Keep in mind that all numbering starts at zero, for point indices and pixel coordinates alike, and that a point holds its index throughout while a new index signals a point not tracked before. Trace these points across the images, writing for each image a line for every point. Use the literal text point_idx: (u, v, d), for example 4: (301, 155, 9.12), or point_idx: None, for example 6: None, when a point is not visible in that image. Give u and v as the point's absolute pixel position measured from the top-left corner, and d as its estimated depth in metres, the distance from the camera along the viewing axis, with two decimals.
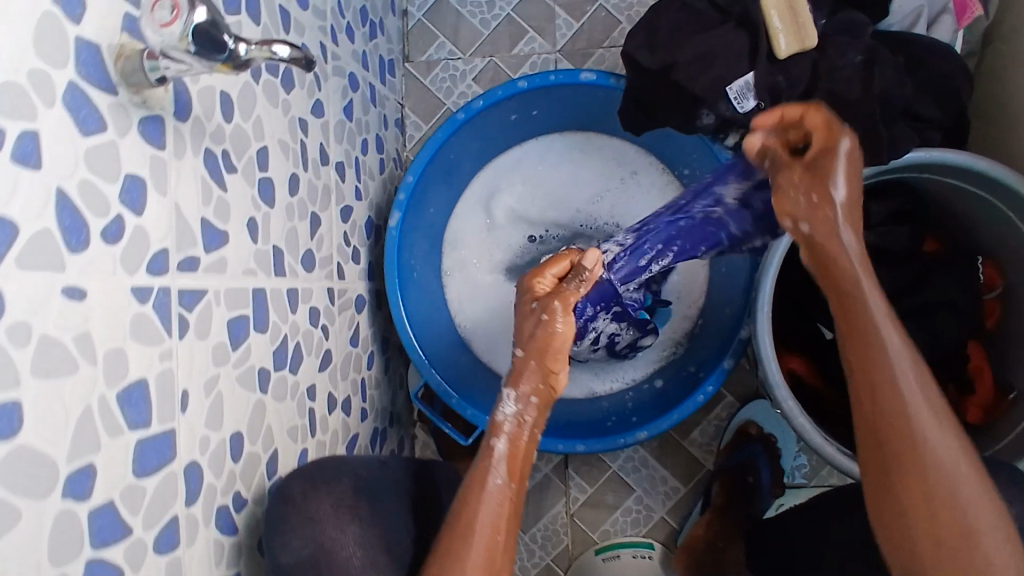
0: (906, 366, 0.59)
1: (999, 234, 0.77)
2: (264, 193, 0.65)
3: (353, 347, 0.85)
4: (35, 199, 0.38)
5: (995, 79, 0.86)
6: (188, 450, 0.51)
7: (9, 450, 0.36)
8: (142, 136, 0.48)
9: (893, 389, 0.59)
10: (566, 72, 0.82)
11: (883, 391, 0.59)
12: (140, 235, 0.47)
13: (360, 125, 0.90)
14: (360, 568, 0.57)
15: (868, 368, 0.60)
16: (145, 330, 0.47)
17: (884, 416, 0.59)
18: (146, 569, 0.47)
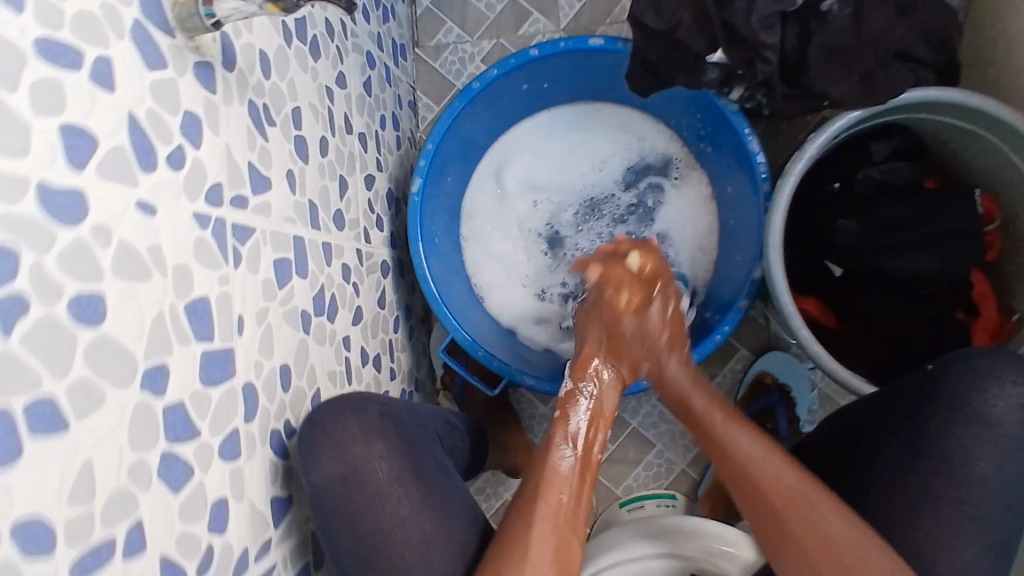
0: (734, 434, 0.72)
1: (987, 165, 0.80)
2: (298, 149, 0.69)
3: (381, 308, 0.89)
4: (109, 119, 0.43)
5: (988, 29, 0.90)
6: (245, 371, 0.56)
7: (97, 337, 0.40)
8: (197, 79, 0.52)
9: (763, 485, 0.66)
10: (574, 39, 0.86)
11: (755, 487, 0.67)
12: (199, 168, 0.51)
13: (378, 101, 0.95)
14: (386, 482, 0.64)
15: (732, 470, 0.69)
16: (206, 253, 0.51)
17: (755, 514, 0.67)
18: (213, 472, 0.51)
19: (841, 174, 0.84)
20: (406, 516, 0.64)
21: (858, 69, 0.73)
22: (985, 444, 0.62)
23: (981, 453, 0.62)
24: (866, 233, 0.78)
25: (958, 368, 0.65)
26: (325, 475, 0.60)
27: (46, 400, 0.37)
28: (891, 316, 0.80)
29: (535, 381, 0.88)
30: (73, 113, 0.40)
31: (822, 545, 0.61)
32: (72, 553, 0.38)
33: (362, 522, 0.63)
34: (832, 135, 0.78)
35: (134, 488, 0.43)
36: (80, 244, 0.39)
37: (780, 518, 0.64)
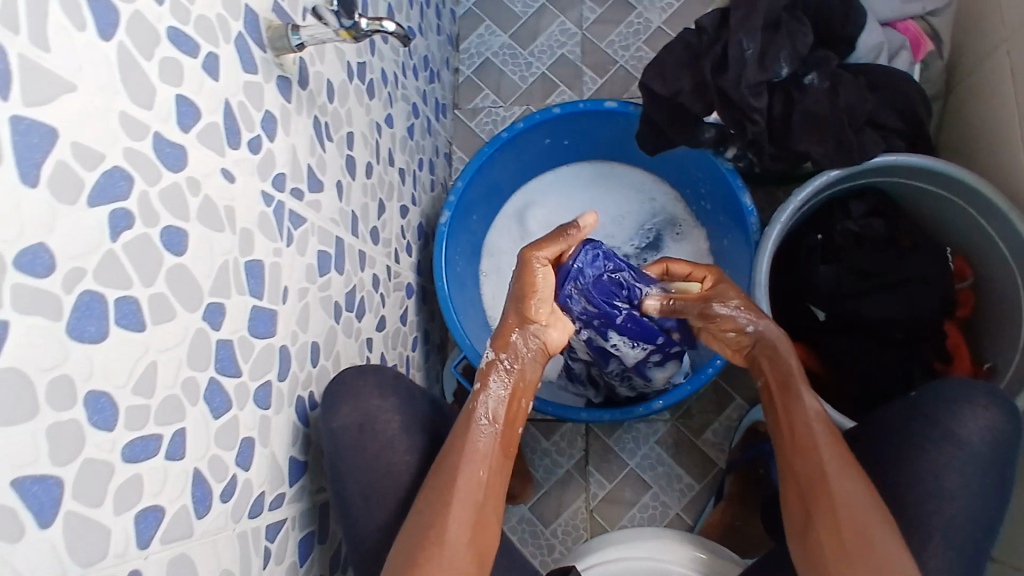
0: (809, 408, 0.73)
1: (959, 228, 0.89)
2: (348, 166, 0.80)
3: (402, 325, 0.97)
4: (211, 101, 0.53)
5: (964, 119, 1.01)
6: (283, 335, 0.63)
7: (175, 264, 0.49)
8: (277, 88, 0.64)
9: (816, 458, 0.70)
10: (592, 102, 0.99)
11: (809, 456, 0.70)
12: (270, 156, 0.62)
13: (418, 146, 1.07)
14: (396, 433, 0.75)
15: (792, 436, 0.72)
16: (265, 226, 0.61)
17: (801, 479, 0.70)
18: (247, 411, 0.57)
19: (823, 228, 0.91)
20: (412, 463, 0.75)
21: (834, 132, 0.85)
22: (955, 463, 0.69)
23: (947, 467, 0.69)
24: (843, 278, 0.86)
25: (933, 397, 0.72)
26: (344, 422, 0.69)
27: (132, 300, 0.44)
28: (872, 358, 0.86)
29: (537, 403, 0.94)
30: (187, 89, 0.50)
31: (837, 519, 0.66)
32: (129, 435, 0.44)
33: (374, 465, 0.72)
34: (812, 192, 0.87)
35: (183, 399, 0.49)
36: (176, 187, 0.49)
37: (822, 478, 0.68)
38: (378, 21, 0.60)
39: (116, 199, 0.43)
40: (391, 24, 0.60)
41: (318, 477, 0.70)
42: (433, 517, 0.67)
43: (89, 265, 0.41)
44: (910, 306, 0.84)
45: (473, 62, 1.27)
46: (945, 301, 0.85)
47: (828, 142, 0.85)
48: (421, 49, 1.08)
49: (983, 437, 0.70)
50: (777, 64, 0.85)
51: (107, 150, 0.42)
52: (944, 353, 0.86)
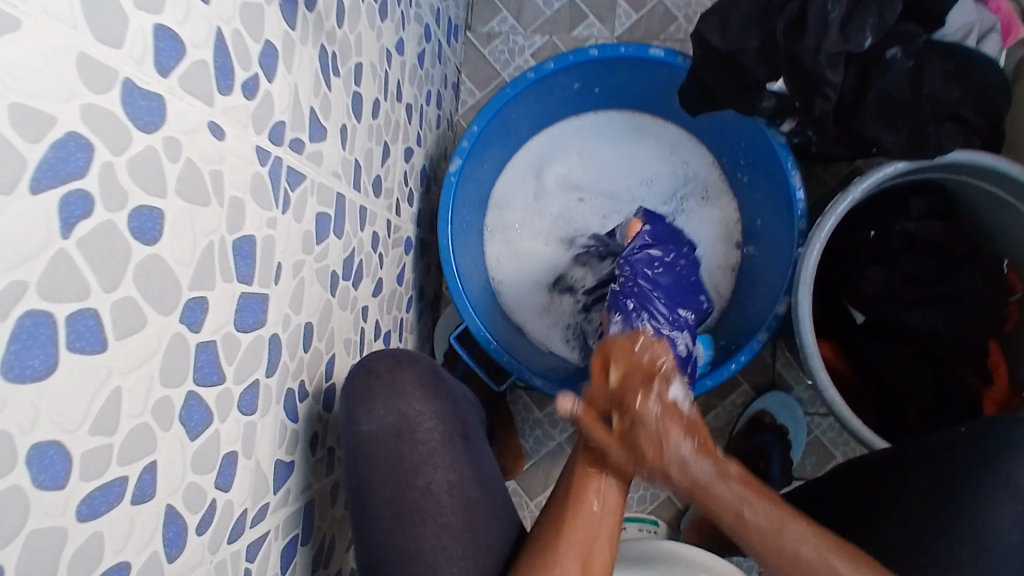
0: (806, 541, 0.60)
1: (1017, 239, 0.84)
2: (354, 105, 0.67)
3: (398, 285, 0.86)
4: (200, 31, 0.40)
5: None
6: (274, 322, 0.53)
7: (148, 256, 0.38)
8: (281, 11, 0.50)
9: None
10: (635, 47, 0.86)
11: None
12: (268, 102, 0.49)
13: (428, 76, 0.92)
14: (436, 443, 0.61)
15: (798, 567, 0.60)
16: (260, 192, 0.49)
17: None
18: (230, 422, 0.48)
19: (878, 223, 0.83)
20: (455, 480, 0.60)
21: (908, 123, 0.76)
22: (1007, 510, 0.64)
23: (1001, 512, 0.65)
24: (893, 284, 0.81)
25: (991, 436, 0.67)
26: (379, 424, 0.58)
27: (91, 314, 0.34)
28: (903, 367, 0.82)
29: (542, 383, 0.87)
30: (168, 16, 0.38)
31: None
32: (85, 488, 0.35)
33: (409, 481, 0.59)
34: (874, 182, 0.79)
35: (153, 425, 0.40)
36: (151, 152, 0.37)
37: None
38: None
39: (72, 179, 0.32)
40: None
41: (306, 474, 0.61)
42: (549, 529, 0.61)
43: (32, 275, 0.30)
44: (955, 319, 0.80)
45: None
46: (993, 317, 0.81)
47: (903, 132, 0.76)
48: None
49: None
50: (861, 33, 0.73)
51: (60, 112, 0.31)
52: (983, 371, 0.81)
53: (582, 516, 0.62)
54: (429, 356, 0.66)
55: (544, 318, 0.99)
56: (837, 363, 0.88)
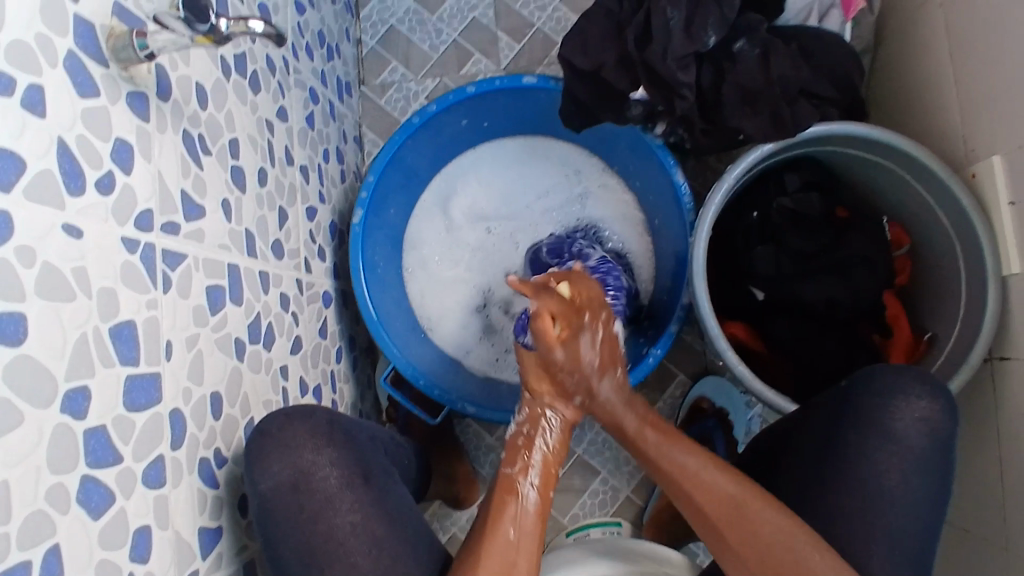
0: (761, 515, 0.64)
1: (894, 198, 0.90)
2: (235, 178, 0.70)
3: (322, 338, 0.89)
4: (39, 143, 0.43)
5: (897, 74, 0.98)
6: (172, 397, 0.55)
7: (16, 355, 0.40)
8: (130, 108, 0.53)
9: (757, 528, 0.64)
10: (509, 77, 0.91)
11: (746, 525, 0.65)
12: (129, 192, 0.52)
13: (321, 136, 0.96)
14: (336, 488, 0.65)
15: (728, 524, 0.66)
16: (133, 277, 0.52)
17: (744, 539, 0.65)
18: (135, 498, 0.50)
19: (760, 204, 0.90)
20: (358, 521, 0.64)
21: (767, 107, 0.80)
22: (900, 461, 0.67)
23: (884, 462, 0.67)
24: (783, 259, 0.86)
25: (866, 387, 0.70)
26: (275, 481, 0.63)
27: None
28: (811, 338, 0.87)
29: (476, 410, 0.90)
30: (3, 136, 0.41)
31: (756, 543, 0.63)
32: None
33: (314, 529, 0.63)
34: (746, 167, 0.83)
35: (50, 511, 0.42)
36: (4, 262, 0.40)
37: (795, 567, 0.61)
38: (243, 21, 0.49)
39: None
40: (260, 24, 0.50)
41: (238, 537, 0.63)
42: (470, 550, 0.65)
43: None
44: (848, 284, 0.84)
45: (377, 31, 1.16)
46: (881, 275, 0.85)
47: (763, 114, 0.81)
48: (314, 23, 0.96)
49: (914, 424, 0.68)
50: (704, 32, 0.79)
51: None
52: (884, 327, 0.87)
53: (497, 541, 0.66)
54: (322, 405, 0.70)
55: (475, 346, 1.02)
56: (756, 344, 0.91)
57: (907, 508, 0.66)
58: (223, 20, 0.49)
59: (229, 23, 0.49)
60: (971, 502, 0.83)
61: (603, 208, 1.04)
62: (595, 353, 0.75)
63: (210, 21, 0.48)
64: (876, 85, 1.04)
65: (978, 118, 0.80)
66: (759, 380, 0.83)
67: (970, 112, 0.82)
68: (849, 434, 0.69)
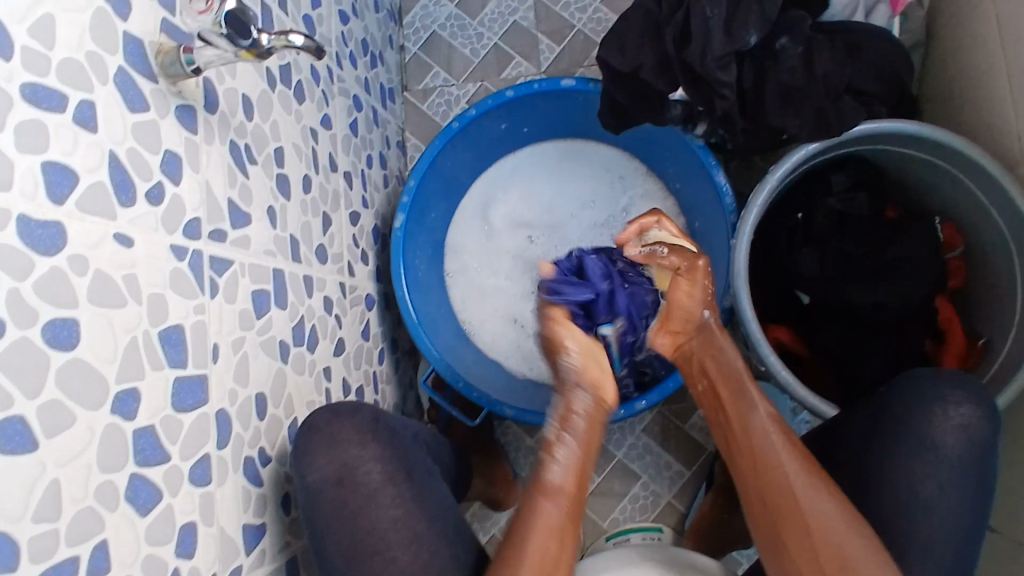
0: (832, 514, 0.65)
1: (949, 197, 0.85)
2: (280, 187, 0.72)
3: (365, 340, 0.91)
4: (91, 158, 0.46)
5: (953, 67, 0.94)
6: (218, 398, 0.57)
7: (68, 359, 0.43)
8: (178, 121, 0.56)
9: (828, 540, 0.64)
10: (547, 81, 0.91)
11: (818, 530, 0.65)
12: (177, 202, 0.55)
13: (365, 142, 0.99)
14: (379, 483, 0.66)
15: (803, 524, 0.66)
16: (181, 283, 0.54)
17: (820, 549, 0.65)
18: (182, 495, 0.52)
19: (804, 205, 0.87)
20: (400, 517, 0.65)
21: (811, 106, 0.78)
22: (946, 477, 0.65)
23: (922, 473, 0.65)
24: (828, 263, 0.84)
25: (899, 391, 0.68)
26: (320, 474, 0.64)
27: (18, 420, 0.39)
28: (857, 344, 0.84)
29: (515, 413, 0.90)
30: (56, 152, 0.43)
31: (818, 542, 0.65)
32: (38, 568, 0.40)
33: (357, 524, 0.64)
34: (790, 168, 0.81)
35: (99, 507, 0.44)
36: (56, 271, 0.42)
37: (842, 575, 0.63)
38: (283, 35, 0.52)
39: None
40: (299, 38, 0.52)
41: (281, 534, 0.66)
42: (512, 540, 0.68)
43: None
44: (895, 287, 0.81)
45: (420, 38, 1.18)
46: (933, 278, 0.82)
47: (807, 115, 0.78)
48: (358, 32, 0.99)
49: (959, 439, 0.66)
50: (745, 31, 0.77)
51: None
52: (936, 332, 0.84)
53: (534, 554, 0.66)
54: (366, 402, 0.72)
55: (514, 349, 1.03)
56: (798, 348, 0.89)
57: (946, 525, 0.64)
58: (265, 35, 0.51)
59: (271, 38, 0.52)
60: None
61: (644, 209, 1.03)
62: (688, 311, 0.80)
63: (252, 35, 0.50)
64: (930, 79, 1.00)
65: None
66: (803, 386, 0.81)
67: None
68: (883, 444, 0.67)
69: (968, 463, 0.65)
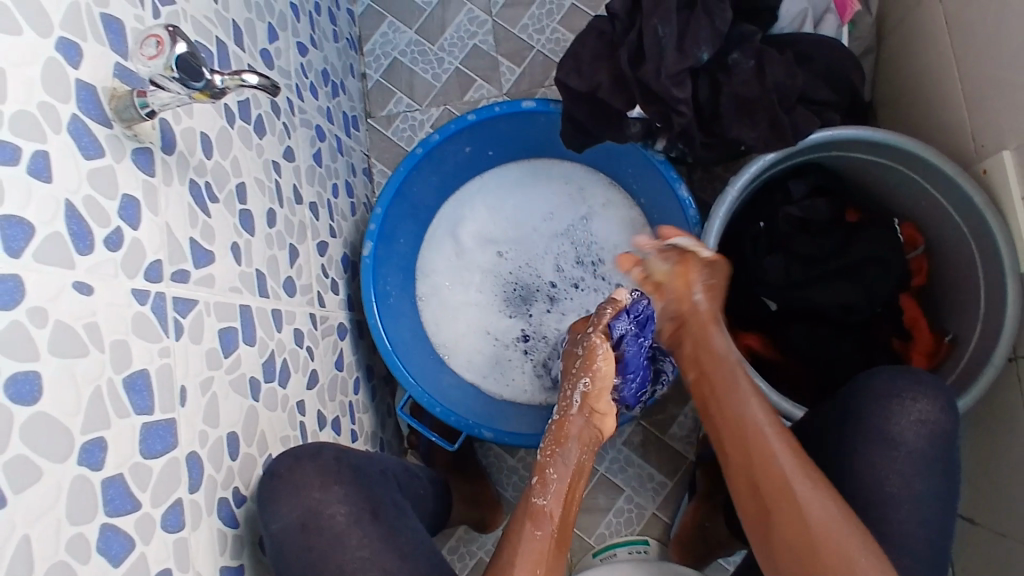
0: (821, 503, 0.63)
1: (906, 198, 0.88)
2: (244, 223, 0.72)
3: (339, 370, 0.91)
4: (46, 209, 0.46)
5: (900, 72, 0.97)
6: (188, 441, 0.57)
7: (30, 414, 0.42)
8: (135, 164, 0.55)
9: (801, 506, 0.63)
10: (509, 103, 0.92)
11: (795, 499, 0.64)
12: (137, 246, 0.54)
13: (330, 171, 0.99)
14: (345, 525, 0.65)
15: (781, 490, 0.65)
16: (145, 328, 0.54)
17: (790, 523, 0.63)
18: (155, 543, 0.51)
19: (766, 213, 0.89)
20: (367, 557, 0.64)
21: (766, 117, 0.80)
22: (905, 469, 0.66)
23: (885, 467, 0.67)
24: (791, 267, 0.86)
25: (864, 392, 0.70)
26: (285, 521, 0.64)
27: None
28: (826, 347, 0.86)
29: (494, 435, 0.90)
30: (9, 205, 0.43)
31: (800, 526, 0.63)
32: None
33: (323, 567, 0.64)
34: (750, 178, 0.83)
35: (71, 562, 0.43)
36: (15, 325, 0.42)
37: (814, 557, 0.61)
38: (238, 75, 0.52)
39: None
40: (255, 76, 0.52)
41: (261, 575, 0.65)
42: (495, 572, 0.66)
43: None
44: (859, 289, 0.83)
45: (381, 64, 1.18)
46: (896, 276, 0.84)
47: (761, 125, 0.80)
48: (318, 62, 0.99)
49: (918, 432, 0.67)
50: (697, 47, 0.79)
51: None
52: (902, 331, 0.86)
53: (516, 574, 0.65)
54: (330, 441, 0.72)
55: (492, 370, 1.03)
56: (769, 354, 0.90)
57: (918, 527, 0.65)
58: (218, 75, 0.51)
59: (225, 78, 0.52)
60: (1000, 509, 0.81)
61: (612, 224, 1.04)
62: (710, 317, 0.77)
63: (204, 77, 0.50)
64: (880, 84, 1.03)
65: (983, 113, 0.79)
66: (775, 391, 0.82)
67: (974, 108, 0.81)
68: (850, 442, 0.69)
69: (930, 457, 0.67)
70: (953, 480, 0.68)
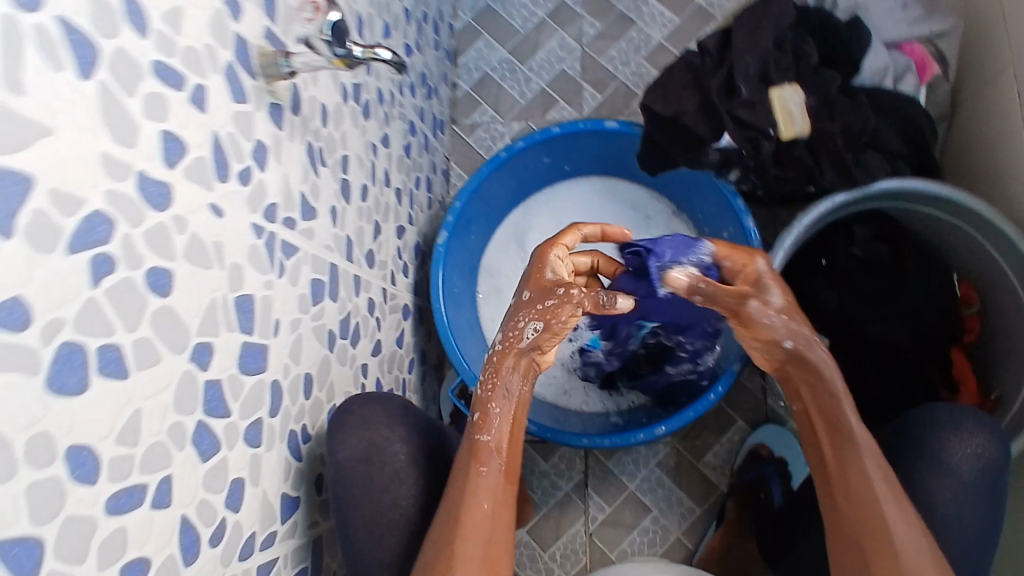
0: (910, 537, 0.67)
1: (962, 257, 0.90)
2: (343, 190, 0.79)
3: (398, 346, 0.96)
4: (198, 134, 0.52)
5: (972, 139, 1.00)
6: (274, 369, 0.62)
7: (161, 304, 0.48)
8: (269, 116, 0.62)
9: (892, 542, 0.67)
10: (592, 121, 0.98)
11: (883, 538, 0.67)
12: (261, 187, 0.61)
13: (416, 164, 1.06)
14: (402, 464, 0.75)
15: (872, 528, 0.68)
16: (257, 259, 0.60)
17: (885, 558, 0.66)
18: (236, 451, 0.56)
19: (827, 252, 0.92)
20: (416, 495, 0.75)
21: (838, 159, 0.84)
22: (957, 497, 0.71)
23: (940, 494, 0.71)
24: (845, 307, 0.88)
25: (923, 424, 0.75)
26: (351, 451, 0.70)
27: (115, 348, 0.43)
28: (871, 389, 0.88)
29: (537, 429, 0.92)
30: (173, 124, 0.49)
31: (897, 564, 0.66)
32: (114, 486, 0.44)
33: (379, 499, 0.73)
34: (818, 215, 0.86)
35: (170, 444, 0.48)
36: (162, 226, 0.48)
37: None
38: (373, 49, 0.59)
39: (99, 244, 0.42)
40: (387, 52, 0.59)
41: (311, 512, 0.69)
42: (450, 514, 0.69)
43: (69, 314, 0.39)
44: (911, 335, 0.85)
45: (472, 77, 1.26)
46: (946, 327, 0.87)
47: None
48: (419, 64, 1.07)
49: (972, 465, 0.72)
50: None
51: (90, 194, 0.41)
52: (951, 384, 0.88)
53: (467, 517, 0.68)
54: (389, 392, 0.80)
55: None
56: None
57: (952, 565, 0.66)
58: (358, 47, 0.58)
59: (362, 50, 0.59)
60: None
61: None
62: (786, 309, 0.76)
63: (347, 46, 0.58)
64: (951, 150, 1.06)
65: None
66: None
67: None
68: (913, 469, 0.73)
69: (980, 489, 0.71)
70: (998, 514, 0.72)
